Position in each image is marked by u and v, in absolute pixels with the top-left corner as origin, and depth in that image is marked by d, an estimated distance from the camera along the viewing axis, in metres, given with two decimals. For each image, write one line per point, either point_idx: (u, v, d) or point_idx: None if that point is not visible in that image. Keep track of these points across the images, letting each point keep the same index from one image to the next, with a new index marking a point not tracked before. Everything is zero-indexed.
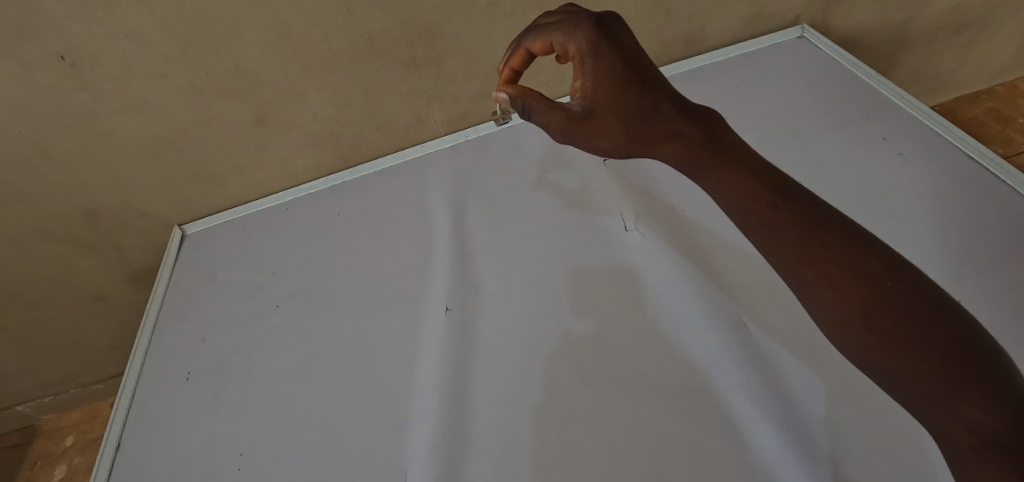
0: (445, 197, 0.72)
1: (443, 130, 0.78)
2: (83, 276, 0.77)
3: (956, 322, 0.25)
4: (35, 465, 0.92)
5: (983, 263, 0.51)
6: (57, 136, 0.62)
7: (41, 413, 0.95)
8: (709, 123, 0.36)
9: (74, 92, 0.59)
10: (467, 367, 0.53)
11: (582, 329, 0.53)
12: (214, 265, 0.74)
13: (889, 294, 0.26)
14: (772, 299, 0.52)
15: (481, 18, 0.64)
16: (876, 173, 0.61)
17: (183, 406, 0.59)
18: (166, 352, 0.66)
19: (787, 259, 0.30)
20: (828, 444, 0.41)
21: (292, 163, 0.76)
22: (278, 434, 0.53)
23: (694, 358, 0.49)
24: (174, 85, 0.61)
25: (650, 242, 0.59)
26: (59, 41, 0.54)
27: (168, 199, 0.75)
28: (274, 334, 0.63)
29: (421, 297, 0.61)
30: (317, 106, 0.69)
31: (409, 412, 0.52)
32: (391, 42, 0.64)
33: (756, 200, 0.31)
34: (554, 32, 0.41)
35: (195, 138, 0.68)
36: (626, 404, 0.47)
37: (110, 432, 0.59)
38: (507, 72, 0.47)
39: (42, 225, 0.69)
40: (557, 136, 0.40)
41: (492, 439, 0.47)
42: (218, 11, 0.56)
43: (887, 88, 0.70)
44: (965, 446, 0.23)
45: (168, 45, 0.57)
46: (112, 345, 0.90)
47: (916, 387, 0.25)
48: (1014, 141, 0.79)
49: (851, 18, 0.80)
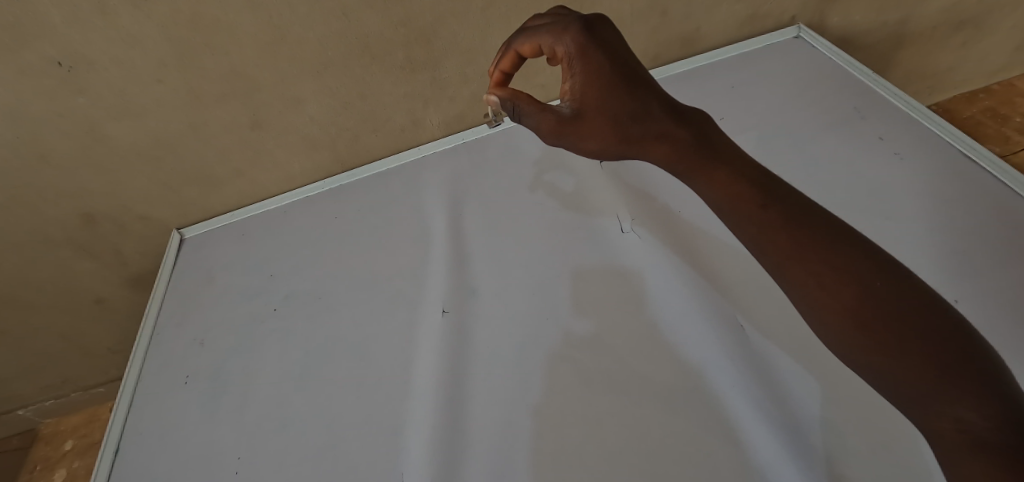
0: (442, 199, 0.72)
1: (439, 133, 0.78)
2: (82, 280, 0.78)
3: (947, 321, 0.25)
4: (35, 469, 0.93)
5: (979, 263, 0.50)
6: (56, 141, 0.62)
7: (42, 417, 0.96)
8: (699, 124, 0.36)
9: (72, 97, 0.59)
10: (462, 368, 0.53)
11: (578, 330, 0.53)
12: (212, 268, 0.74)
13: (879, 294, 0.26)
14: (767, 301, 0.51)
15: (477, 21, 0.64)
16: (873, 173, 0.61)
17: (182, 409, 0.60)
18: (165, 355, 0.66)
19: (777, 260, 0.30)
20: (824, 444, 0.41)
21: (289, 166, 0.76)
22: (276, 436, 0.54)
23: (689, 359, 0.49)
24: (171, 89, 0.61)
25: (646, 243, 0.59)
26: (56, 46, 0.54)
27: (167, 203, 0.75)
28: (271, 336, 0.63)
29: (416, 300, 0.61)
30: (313, 110, 0.69)
31: (406, 414, 0.52)
32: (387, 45, 0.63)
33: (746, 201, 0.31)
34: (543, 33, 0.41)
35: (192, 142, 0.68)
36: (622, 405, 0.47)
37: (109, 435, 0.59)
38: (497, 74, 0.47)
39: (42, 229, 0.70)
40: (548, 138, 0.41)
41: (489, 440, 0.47)
42: (214, 15, 0.56)
43: (884, 87, 0.69)
44: (957, 446, 0.23)
45: (164, 50, 0.57)
46: (112, 348, 0.90)
47: (908, 387, 0.25)
48: (1011, 140, 0.78)
49: (848, 18, 0.79)
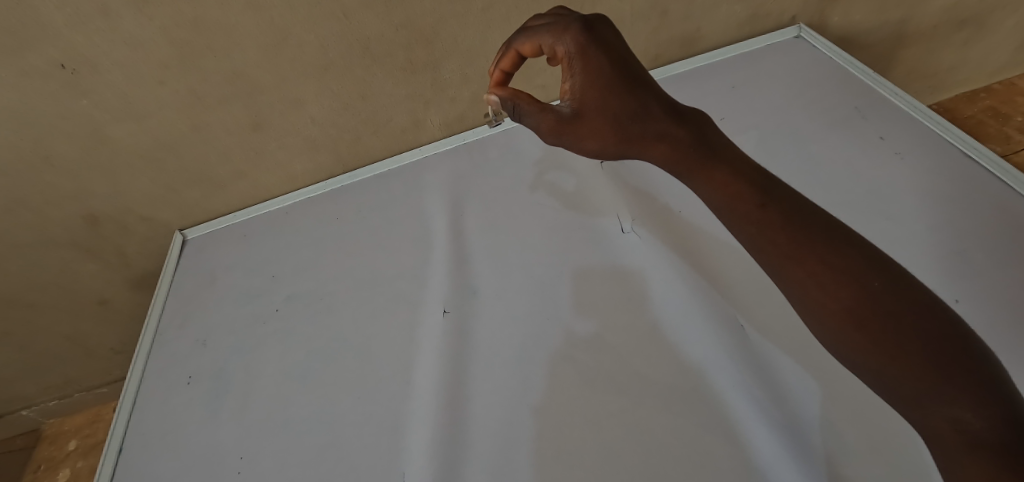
0: (442, 200, 0.72)
1: (440, 134, 0.78)
2: (85, 281, 0.78)
3: (944, 320, 0.25)
4: (39, 469, 0.93)
5: (980, 263, 0.50)
6: (58, 143, 0.62)
7: (45, 417, 0.96)
8: (698, 124, 0.36)
9: (75, 99, 0.59)
10: (463, 368, 0.53)
11: (579, 330, 0.53)
12: (214, 268, 0.74)
13: (876, 293, 0.26)
14: (767, 301, 0.51)
15: (477, 22, 0.64)
16: (873, 173, 0.61)
17: (184, 409, 0.60)
18: (167, 356, 0.66)
19: (776, 259, 0.30)
20: (823, 444, 0.41)
21: (290, 168, 0.76)
22: (279, 435, 0.54)
23: (690, 359, 0.49)
24: (173, 91, 0.62)
25: (646, 243, 0.59)
26: (59, 49, 0.54)
27: (169, 204, 0.75)
28: (273, 337, 0.63)
29: (417, 300, 0.62)
30: (314, 111, 0.69)
31: (407, 414, 0.52)
32: (388, 47, 0.64)
33: (744, 201, 0.31)
34: (543, 33, 0.41)
35: (194, 143, 0.68)
36: (622, 405, 0.47)
37: (113, 434, 0.60)
38: (497, 74, 0.47)
39: (46, 231, 0.70)
40: (548, 138, 0.41)
41: (490, 440, 0.47)
42: (216, 17, 0.56)
43: (885, 87, 0.69)
44: (954, 445, 0.23)
45: (166, 52, 0.58)
46: (114, 349, 0.90)
47: (905, 387, 0.25)
48: (1011, 139, 0.78)
49: (849, 18, 0.79)
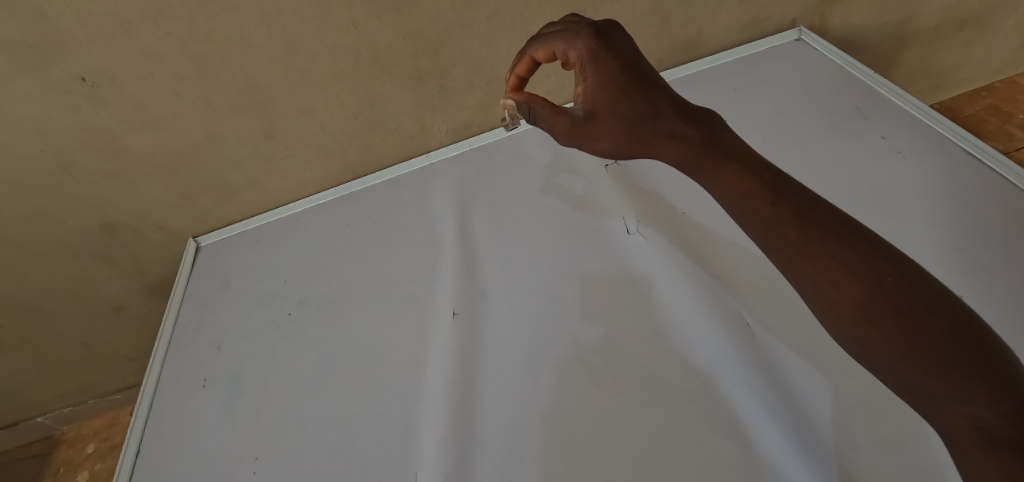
0: (451, 204, 0.73)
1: (447, 140, 0.80)
2: (100, 288, 0.80)
3: (958, 317, 0.25)
4: (58, 472, 0.95)
5: (985, 258, 0.51)
6: (76, 152, 0.64)
7: (61, 423, 0.98)
8: (709, 125, 0.37)
9: (94, 111, 0.61)
10: (475, 369, 0.54)
11: (590, 329, 0.54)
12: (228, 273, 0.76)
13: (889, 289, 0.27)
14: (776, 299, 0.52)
15: (483, 31, 0.65)
16: (877, 172, 0.61)
17: (201, 410, 0.61)
18: (182, 362, 0.67)
19: (786, 256, 0.31)
20: (832, 440, 0.42)
21: (302, 175, 0.78)
22: (293, 435, 0.55)
23: (699, 356, 0.49)
24: (189, 102, 0.64)
25: (653, 242, 0.60)
26: (81, 63, 0.56)
27: (183, 212, 0.76)
28: (287, 340, 0.65)
29: (427, 302, 0.63)
30: (325, 119, 0.70)
31: (419, 414, 0.53)
32: (395, 56, 0.65)
33: (754, 199, 0.32)
34: (556, 40, 0.42)
35: (208, 153, 0.70)
36: (633, 405, 0.47)
37: (131, 437, 0.61)
38: (514, 80, 0.48)
39: (62, 239, 0.72)
40: (562, 139, 0.42)
41: (501, 439, 0.48)
42: (230, 30, 0.58)
43: (886, 88, 0.70)
44: (967, 438, 0.24)
45: (183, 64, 0.60)
46: (129, 355, 0.92)
47: (920, 380, 0.25)
48: (1013, 137, 0.79)
49: (849, 20, 0.80)
